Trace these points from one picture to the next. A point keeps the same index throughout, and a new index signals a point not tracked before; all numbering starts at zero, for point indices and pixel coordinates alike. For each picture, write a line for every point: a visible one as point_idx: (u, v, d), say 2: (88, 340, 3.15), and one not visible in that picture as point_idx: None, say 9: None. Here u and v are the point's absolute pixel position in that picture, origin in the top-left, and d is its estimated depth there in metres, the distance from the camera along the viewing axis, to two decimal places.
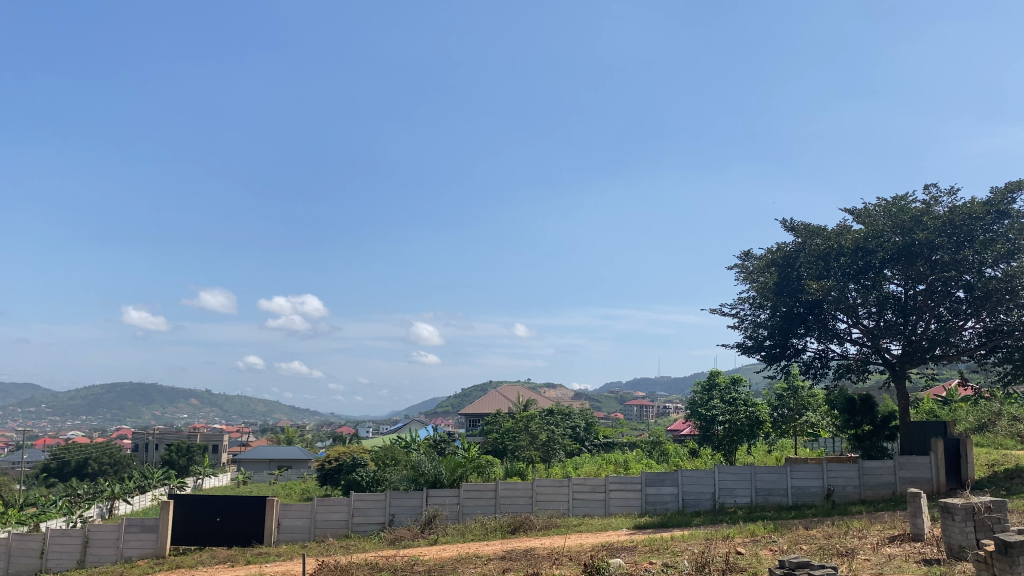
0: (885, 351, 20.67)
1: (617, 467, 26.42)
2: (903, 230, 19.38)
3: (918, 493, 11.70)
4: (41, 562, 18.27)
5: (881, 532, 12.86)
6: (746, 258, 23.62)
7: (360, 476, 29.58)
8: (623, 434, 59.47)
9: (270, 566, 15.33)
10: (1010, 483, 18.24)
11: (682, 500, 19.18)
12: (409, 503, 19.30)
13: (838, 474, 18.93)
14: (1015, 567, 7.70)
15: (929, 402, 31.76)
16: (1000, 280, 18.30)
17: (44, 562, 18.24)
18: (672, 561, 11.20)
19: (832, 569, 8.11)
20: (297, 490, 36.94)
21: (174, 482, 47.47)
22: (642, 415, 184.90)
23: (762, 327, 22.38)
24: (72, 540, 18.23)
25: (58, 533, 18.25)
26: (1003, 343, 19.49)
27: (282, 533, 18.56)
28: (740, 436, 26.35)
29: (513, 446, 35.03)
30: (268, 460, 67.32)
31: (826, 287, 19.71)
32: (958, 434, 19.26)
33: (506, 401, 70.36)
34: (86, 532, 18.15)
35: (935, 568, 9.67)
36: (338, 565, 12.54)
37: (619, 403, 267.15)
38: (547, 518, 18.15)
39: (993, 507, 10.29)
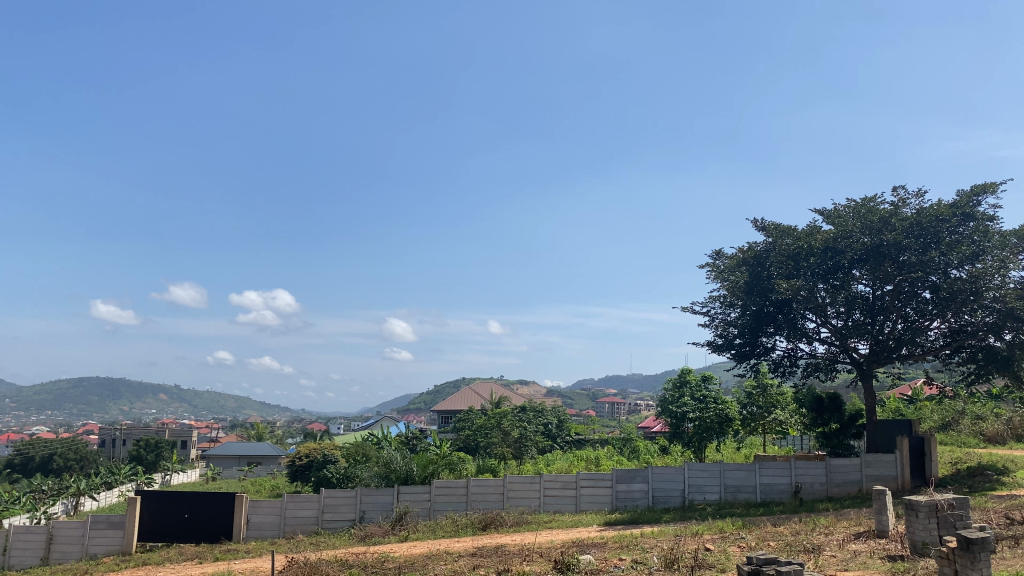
0: (853, 351, 20.96)
1: (589, 465, 26.18)
2: (871, 231, 19.65)
3: (884, 489, 11.89)
4: (3, 559, 17.93)
5: (848, 529, 13.03)
6: (717, 257, 23.74)
7: (330, 473, 29.29)
8: (594, 431, 59.46)
9: (238, 563, 15.28)
10: (971, 480, 18.66)
11: (652, 497, 19.33)
12: (380, 499, 19.18)
13: (806, 471, 19.18)
14: (977, 563, 7.84)
15: (896, 401, 32.17)
16: (965, 281, 18.53)
17: (6, 559, 17.91)
18: (641, 559, 11.21)
19: (798, 564, 8.16)
20: (266, 487, 36.60)
21: (142, 478, 46.89)
22: (613, 412, 185.66)
23: (733, 325, 22.55)
24: (35, 537, 17.92)
25: (21, 530, 17.94)
26: (968, 344, 19.74)
27: (251, 529, 18.45)
28: (709, 433, 26.57)
29: (484, 444, 34.97)
30: (236, 457, 66.72)
31: (795, 287, 19.94)
32: (923, 432, 19.64)
33: (477, 398, 70.41)
34: (50, 528, 17.89)
35: (898, 564, 9.79)
36: (304, 565, 12.39)
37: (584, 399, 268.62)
38: (519, 515, 18.15)
39: (956, 504, 10.35)
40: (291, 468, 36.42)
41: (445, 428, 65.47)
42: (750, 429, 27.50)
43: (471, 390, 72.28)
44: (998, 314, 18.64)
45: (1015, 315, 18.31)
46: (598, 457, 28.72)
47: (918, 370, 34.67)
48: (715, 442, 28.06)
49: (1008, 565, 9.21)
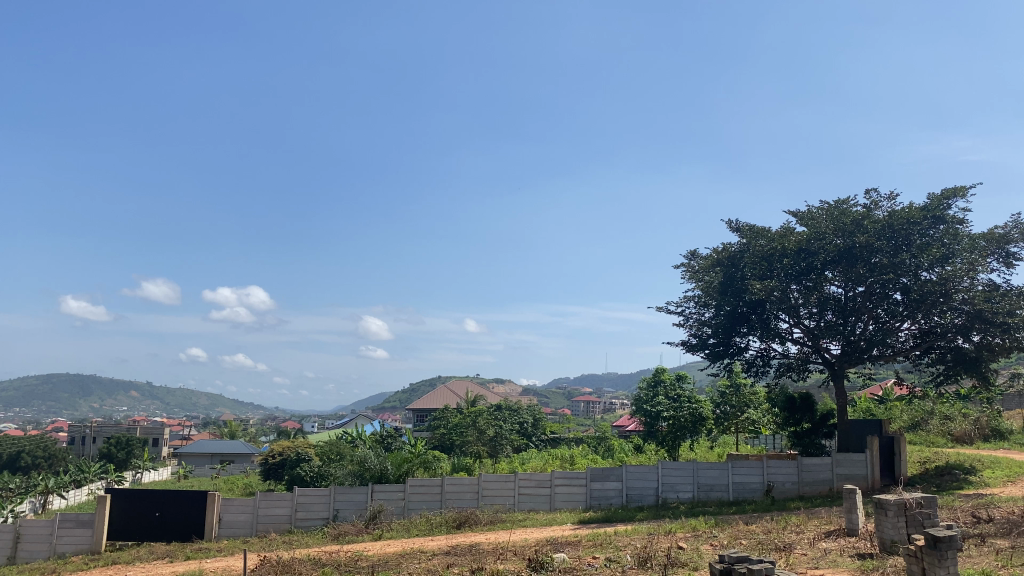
0: (825, 352, 21.19)
1: (563, 463, 26.35)
2: (844, 233, 19.88)
3: (854, 488, 12.03)
4: None
5: (818, 527, 13.18)
6: (692, 257, 23.89)
7: (303, 471, 29.12)
8: (569, 430, 59.57)
9: (210, 561, 15.18)
10: (939, 479, 18.93)
11: (626, 496, 19.42)
12: (354, 498, 19.10)
13: (778, 470, 19.35)
14: (944, 561, 7.96)
15: (866, 402, 32.55)
16: (934, 283, 18.80)
17: None
18: (615, 557, 11.27)
19: (769, 563, 8.22)
20: (238, 485, 36.32)
21: (112, 477, 46.30)
22: (588, 411, 186.13)
23: (707, 325, 22.71)
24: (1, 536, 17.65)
25: None
26: (937, 345, 20.03)
27: (223, 528, 18.32)
28: (683, 432, 26.75)
29: (460, 442, 34.95)
30: (209, 455, 66.15)
31: (769, 288, 20.12)
32: (892, 432, 19.91)
33: (452, 397, 70.29)
34: (17, 527, 17.64)
35: (867, 563, 9.91)
36: (277, 563, 12.32)
37: (559, 398, 269.20)
38: (493, 514, 18.15)
39: (924, 503, 10.47)
40: (264, 466, 36.12)
41: (421, 426, 65.33)
42: (723, 428, 27.72)
43: (446, 389, 72.13)
44: (966, 315, 18.93)
45: (983, 317, 18.60)
46: (573, 455, 28.83)
47: (889, 370, 35.14)
48: (688, 440, 28.24)
49: (974, 563, 9.36)
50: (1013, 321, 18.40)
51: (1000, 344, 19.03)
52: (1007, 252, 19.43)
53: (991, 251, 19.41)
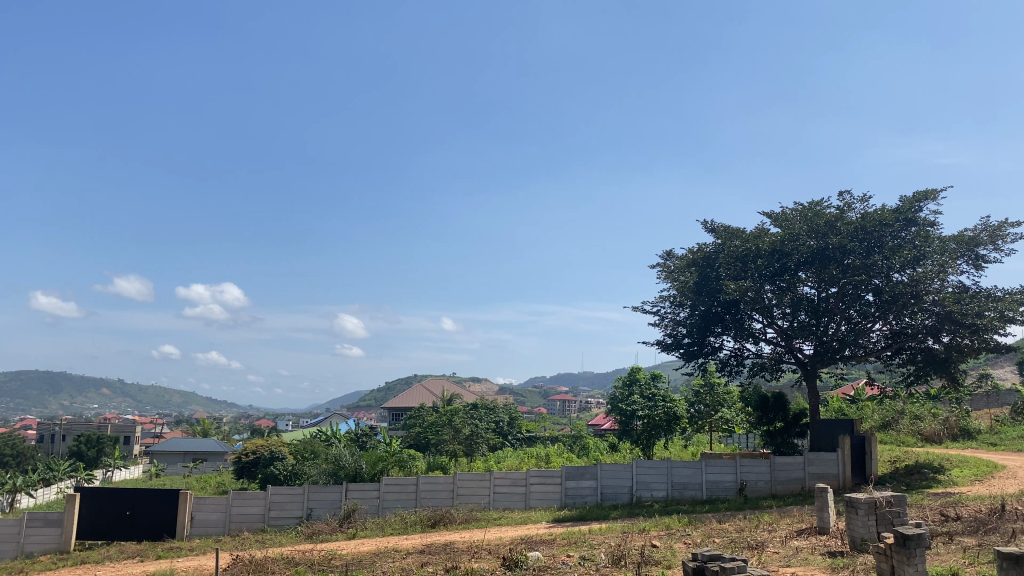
0: (798, 352, 21.40)
1: (539, 462, 26.34)
2: (818, 234, 20.07)
3: (826, 487, 12.15)
4: None
5: (790, 525, 13.30)
6: (668, 257, 24.01)
7: (277, 470, 28.93)
8: (545, 429, 59.62)
9: (181, 561, 15.00)
10: (909, 478, 19.19)
11: (600, 494, 19.48)
12: (328, 497, 19.01)
13: (751, 468, 19.52)
14: (913, 559, 8.05)
15: (839, 402, 32.89)
16: (906, 284, 19.04)
17: None
18: (589, 555, 11.31)
19: (741, 561, 8.26)
20: (211, 484, 35.98)
21: (82, 475, 45.71)
22: (563, 410, 186.47)
23: (682, 325, 22.84)
24: None
25: None
26: (908, 346, 20.30)
27: (195, 527, 18.17)
28: (658, 431, 26.92)
29: (436, 441, 34.89)
30: (181, 453, 65.50)
31: (743, 288, 20.28)
32: (863, 432, 20.15)
33: (429, 395, 70.07)
34: None
35: (838, 560, 10.03)
36: (250, 562, 12.22)
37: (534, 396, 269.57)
38: (468, 512, 18.13)
39: (893, 501, 10.59)
40: (238, 464, 35.83)
41: (396, 424, 65.12)
42: (697, 427, 27.88)
43: (422, 387, 71.92)
44: (936, 317, 19.19)
45: (953, 318, 18.87)
46: (548, 454, 28.88)
47: (861, 371, 35.52)
48: (663, 439, 28.39)
49: (942, 560, 9.51)
50: (982, 322, 18.69)
51: (969, 345, 19.33)
52: (976, 255, 19.74)
53: (960, 253, 19.70)
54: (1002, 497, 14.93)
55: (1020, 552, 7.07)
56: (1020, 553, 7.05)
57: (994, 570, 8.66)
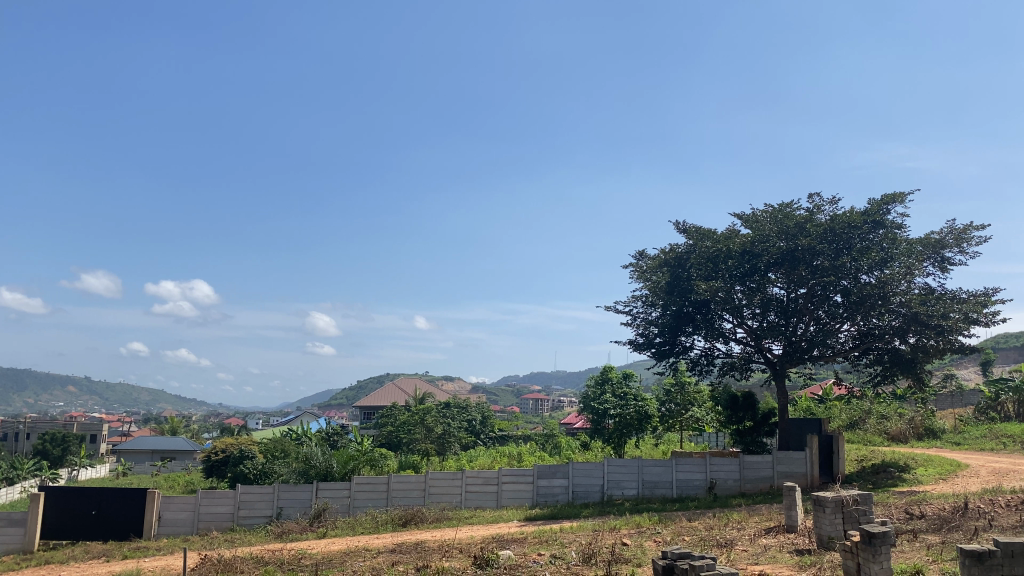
0: (767, 352, 21.62)
1: (511, 460, 26.48)
2: (787, 236, 20.28)
3: (794, 486, 12.29)
4: None
5: (759, 524, 13.45)
6: (640, 257, 24.13)
7: (246, 469, 28.70)
8: (518, 428, 59.70)
9: (149, 561, 14.83)
10: (875, 477, 19.49)
11: (572, 493, 19.55)
12: (298, 496, 18.89)
13: (720, 467, 19.72)
14: (878, 556, 8.17)
15: (807, 401, 33.31)
16: (873, 286, 19.30)
17: None
18: (560, 553, 11.35)
19: (711, 559, 8.32)
20: (178, 483, 35.54)
21: (46, 474, 44.93)
22: (536, 408, 186.87)
23: (653, 325, 22.97)
24: None
25: None
26: (875, 346, 20.58)
27: (163, 526, 17.99)
28: (629, 429, 27.08)
29: (407, 440, 34.79)
30: (148, 452, 64.67)
31: (714, 288, 20.45)
32: (830, 431, 20.42)
33: (401, 394, 69.83)
34: None
35: (806, 558, 10.15)
36: (219, 562, 12.10)
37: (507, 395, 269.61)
38: (440, 511, 18.10)
39: (860, 500, 10.72)
40: (207, 463, 35.45)
41: (368, 423, 64.80)
42: (668, 426, 28.05)
43: (394, 386, 71.66)
44: (903, 318, 19.46)
45: (919, 320, 19.17)
46: (521, 453, 29.01)
47: (829, 370, 35.97)
48: (634, 438, 28.56)
49: (907, 558, 9.66)
50: (947, 324, 19.01)
51: (934, 345, 19.64)
52: (942, 257, 20.08)
53: (927, 255, 20.02)
54: (965, 496, 15.24)
55: (981, 549, 7.20)
56: (981, 550, 7.19)
57: (956, 567, 8.82)
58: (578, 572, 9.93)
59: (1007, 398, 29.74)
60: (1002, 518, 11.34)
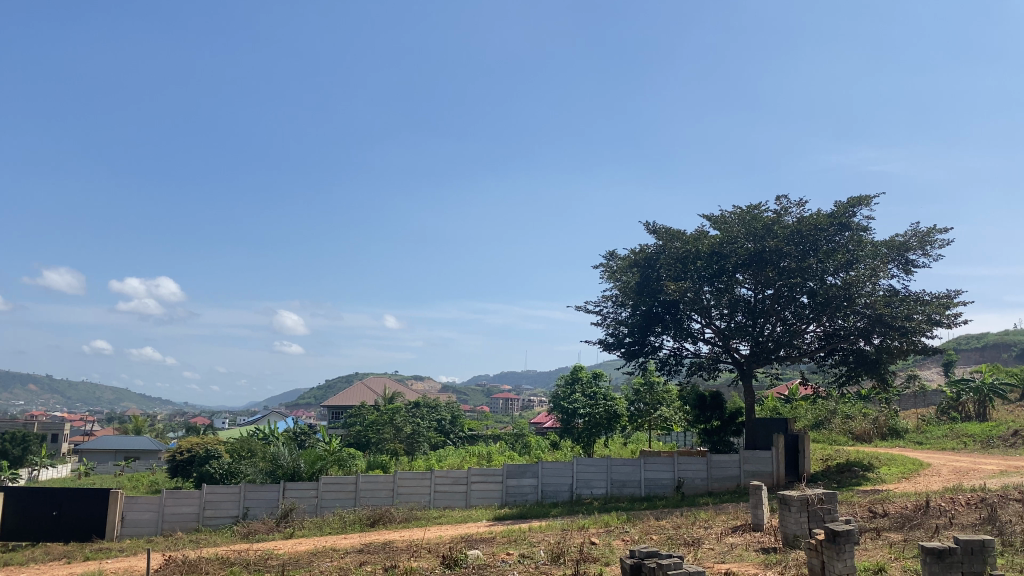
0: (734, 352, 21.82)
1: (480, 460, 26.47)
2: (755, 237, 20.47)
3: (760, 485, 12.42)
4: None
5: (725, 522, 13.56)
6: (610, 257, 24.21)
7: (212, 469, 28.37)
8: (488, 427, 59.69)
9: (111, 562, 14.59)
10: (840, 476, 19.75)
11: (541, 492, 19.58)
12: (264, 496, 18.70)
13: (688, 466, 19.86)
14: (842, 554, 8.27)
15: (774, 401, 33.69)
16: (839, 287, 19.54)
17: None
18: (528, 553, 11.36)
19: (678, 557, 8.37)
20: (143, 483, 35.06)
21: (6, 475, 44.05)
22: (505, 408, 186.91)
23: (623, 325, 23.08)
24: None
25: None
26: (840, 347, 20.86)
27: (126, 527, 17.73)
28: (598, 429, 27.19)
29: (376, 439, 34.61)
30: (112, 452, 63.68)
31: (683, 288, 20.59)
32: (796, 430, 20.67)
33: (370, 393, 69.50)
34: None
35: (771, 556, 10.27)
36: (183, 563, 11.93)
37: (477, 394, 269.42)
38: (408, 511, 18.04)
39: (824, 498, 10.87)
40: (172, 463, 35.01)
41: (337, 423, 64.37)
42: (637, 425, 28.19)
43: (363, 385, 71.28)
44: (868, 319, 19.72)
45: (883, 321, 19.46)
46: (490, 452, 29.02)
47: (795, 371, 36.39)
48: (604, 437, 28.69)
49: (870, 556, 9.79)
50: (911, 325, 19.32)
51: (898, 347, 19.93)
52: (906, 260, 20.40)
53: (891, 258, 20.34)
54: (926, 494, 15.52)
55: (942, 547, 7.32)
56: (942, 548, 7.31)
57: (918, 564, 8.97)
58: (546, 571, 9.93)
59: (968, 398, 30.30)
60: (962, 515, 11.56)
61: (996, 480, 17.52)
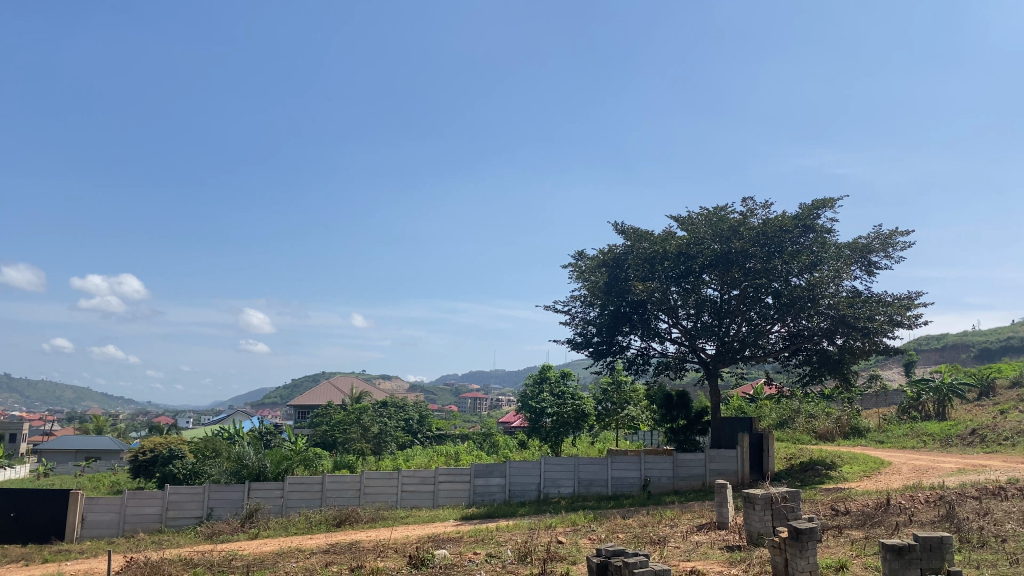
0: (701, 351, 22.02)
1: (448, 459, 26.37)
2: (721, 238, 20.68)
3: (725, 483, 12.53)
4: None
5: (691, 520, 13.68)
6: (579, 257, 24.30)
7: (176, 469, 27.97)
8: (455, 426, 59.55)
9: (70, 564, 14.33)
10: (803, 474, 20.03)
11: (508, 491, 19.58)
12: (229, 496, 18.49)
13: (654, 465, 19.99)
14: (804, 552, 8.38)
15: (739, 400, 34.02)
16: (803, 288, 19.81)
17: None
18: (495, 552, 11.34)
19: (644, 556, 8.43)
20: (104, 483, 34.49)
21: None
22: (473, 408, 186.71)
23: (591, 325, 23.17)
24: None
25: None
26: (804, 347, 21.12)
27: (86, 528, 17.43)
28: (565, 428, 27.28)
29: (343, 439, 34.36)
30: (72, 452, 62.54)
31: (650, 288, 20.73)
32: (761, 429, 20.92)
33: (337, 392, 69.05)
34: None
35: (736, 554, 10.37)
36: (146, 564, 11.75)
37: (444, 394, 268.82)
38: (375, 511, 17.95)
39: (788, 497, 11.05)
40: (134, 463, 34.47)
41: (303, 422, 63.84)
42: (604, 424, 28.32)
43: (330, 385, 70.79)
44: (831, 320, 20.02)
45: (846, 322, 19.77)
46: (458, 451, 28.96)
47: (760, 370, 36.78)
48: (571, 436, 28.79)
49: (832, 553, 9.94)
50: (873, 326, 19.64)
51: (860, 347, 20.24)
52: (868, 262, 20.74)
53: (854, 260, 20.67)
54: (887, 492, 15.79)
55: (901, 543, 7.41)
56: (902, 545, 7.41)
57: (878, 561, 9.12)
58: (514, 571, 9.93)
59: (927, 398, 30.85)
60: (922, 513, 11.78)
61: (954, 478, 17.87)
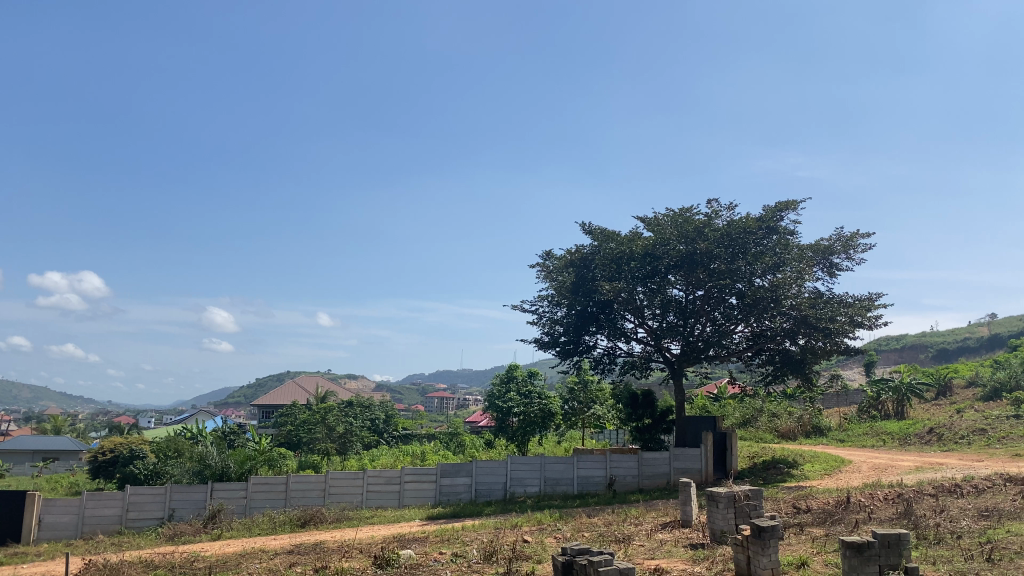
0: (666, 351, 22.19)
1: (413, 459, 26.28)
2: (687, 239, 20.86)
3: (689, 481, 12.64)
4: None
5: (656, 519, 13.80)
6: (546, 257, 24.36)
7: (137, 469, 27.56)
8: (422, 426, 59.38)
9: (27, 567, 14.05)
10: (765, 473, 20.30)
11: (474, 491, 19.58)
12: (191, 497, 18.26)
13: (619, 464, 20.11)
14: (766, 549, 8.50)
15: (704, 399, 34.35)
16: (767, 289, 20.07)
17: None
18: (461, 552, 11.33)
19: (609, 554, 8.50)
20: (62, 485, 33.92)
21: None
22: (440, 407, 186.30)
23: (558, 324, 23.25)
24: None
25: None
26: (767, 347, 21.37)
27: (43, 530, 17.11)
28: (532, 427, 27.36)
29: (308, 439, 34.08)
30: (29, 452, 61.32)
31: (617, 288, 20.85)
32: (725, 428, 21.16)
33: (302, 391, 68.53)
34: None
35: (699, 552, 10.49)
36: (105, 566, 11.57)
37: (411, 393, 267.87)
38: (340, 511, 17.85)
39: (750, 495, 11.20)
40: (94, 464, 33.92)
41: (268, 422, 63.26)
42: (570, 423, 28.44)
43: (295, 384, 70.23)
44: (794, 320, 20.30)
45: (808, 322, 20.07)
46: (424, 450, 28.89)
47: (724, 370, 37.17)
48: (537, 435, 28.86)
49: (793, 550, 10.09)
50: (834, 326, 19.95)
51: (821, 347, 20.54)
52: (830, 263, 21.07)
53: (817, 261, 20.98)
54: (847, 490, 16.07)
55: (860, 540, 7.55)
56: (860, 541, 7.54)
57: (838, 558, 9.27)
58: (479, 570, 9.95)
59: (887, 397, 31.41)
60: (880, 510, 12.00)
61: (912, 476, 18.23)
